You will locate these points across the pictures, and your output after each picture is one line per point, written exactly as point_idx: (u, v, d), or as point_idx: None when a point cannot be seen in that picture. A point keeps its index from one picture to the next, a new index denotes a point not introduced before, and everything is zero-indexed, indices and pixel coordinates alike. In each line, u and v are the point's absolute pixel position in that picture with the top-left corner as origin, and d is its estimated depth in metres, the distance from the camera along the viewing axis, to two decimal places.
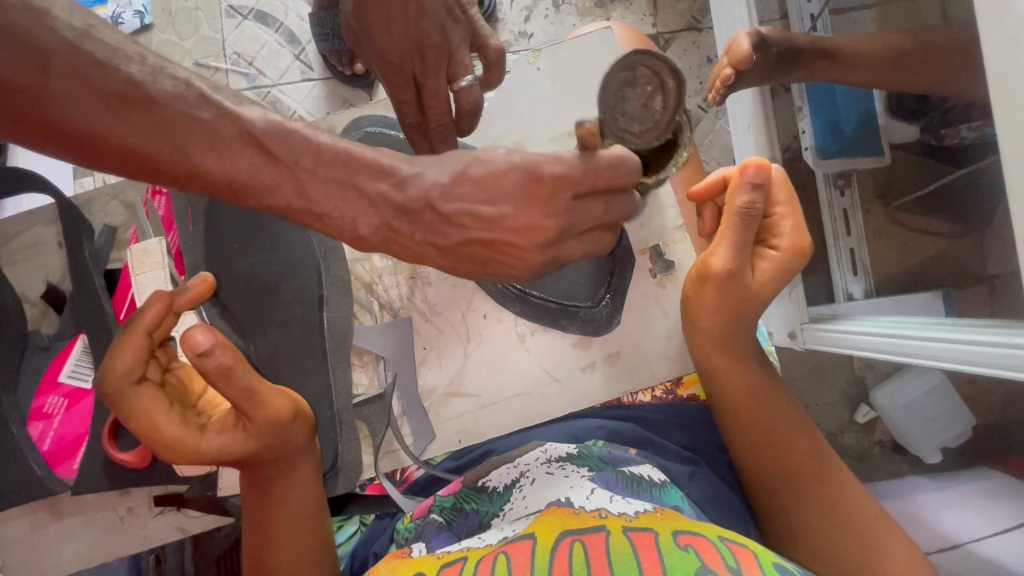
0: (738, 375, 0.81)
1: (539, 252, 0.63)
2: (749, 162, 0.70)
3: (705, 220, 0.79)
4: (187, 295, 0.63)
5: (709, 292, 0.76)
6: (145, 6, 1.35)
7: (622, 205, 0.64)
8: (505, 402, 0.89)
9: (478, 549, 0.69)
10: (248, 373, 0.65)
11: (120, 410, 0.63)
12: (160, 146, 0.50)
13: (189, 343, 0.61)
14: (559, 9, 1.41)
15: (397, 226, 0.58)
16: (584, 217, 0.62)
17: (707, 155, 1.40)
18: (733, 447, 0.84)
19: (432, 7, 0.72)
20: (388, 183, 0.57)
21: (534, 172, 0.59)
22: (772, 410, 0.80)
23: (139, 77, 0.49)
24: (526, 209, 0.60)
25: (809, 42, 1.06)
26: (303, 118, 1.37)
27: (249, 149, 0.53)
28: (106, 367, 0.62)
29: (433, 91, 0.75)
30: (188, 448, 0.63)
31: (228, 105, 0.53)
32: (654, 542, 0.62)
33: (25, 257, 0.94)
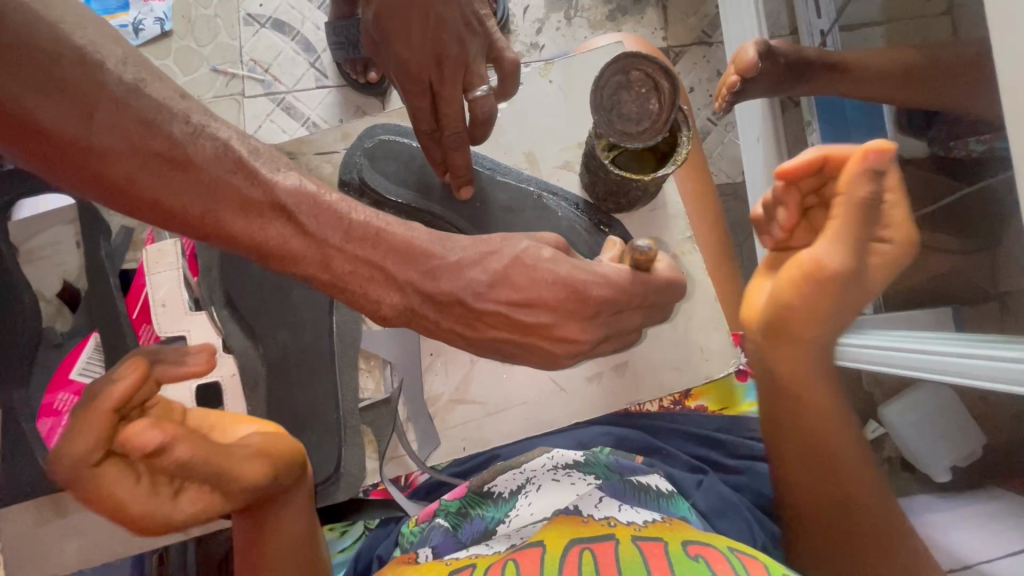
0: (813, 390, 0.73)
1: (571, 358, 0.67)
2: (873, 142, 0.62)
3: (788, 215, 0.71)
4: (182, 366, 0.59)
5: (808, 292, 0.66)
6: (165, 13, 1.38)
7: (652, 315, 0.71)
8: (511, 410, 0.88)
9: (486, 556, 0.69)
10: (218, 458, 0.59)
11: (81, 491, 0.54)
12: (192, 205, 0.52)
13: (135, 442, 0.53)
14: (571, 22, 1.43)
15: (424, 312, 0.62)
16: (618, 328, 0.68)
17: (715, 167, 1.41)
18: (797, 468, 0.76)
19: (451, 20, 0.74)
20: (416, 274, 0.60)
21: (578, 288, 0.63)
22: (838, 433, 0.74)
23: (180, 138, 0.51)
24: (566, 316, 0.64)
25: (818, 56, 1.09)
26: (317, 125, 1.40)
27: (279, 222, 0.55)
28: (59, 447, 0.53)
29: (448, 99, 0.76)
30: (163, 522, 0.56)
31: (263, 173, 0.54)
32: (663, 549, 0.62)
33: (42, 257, 0.95)
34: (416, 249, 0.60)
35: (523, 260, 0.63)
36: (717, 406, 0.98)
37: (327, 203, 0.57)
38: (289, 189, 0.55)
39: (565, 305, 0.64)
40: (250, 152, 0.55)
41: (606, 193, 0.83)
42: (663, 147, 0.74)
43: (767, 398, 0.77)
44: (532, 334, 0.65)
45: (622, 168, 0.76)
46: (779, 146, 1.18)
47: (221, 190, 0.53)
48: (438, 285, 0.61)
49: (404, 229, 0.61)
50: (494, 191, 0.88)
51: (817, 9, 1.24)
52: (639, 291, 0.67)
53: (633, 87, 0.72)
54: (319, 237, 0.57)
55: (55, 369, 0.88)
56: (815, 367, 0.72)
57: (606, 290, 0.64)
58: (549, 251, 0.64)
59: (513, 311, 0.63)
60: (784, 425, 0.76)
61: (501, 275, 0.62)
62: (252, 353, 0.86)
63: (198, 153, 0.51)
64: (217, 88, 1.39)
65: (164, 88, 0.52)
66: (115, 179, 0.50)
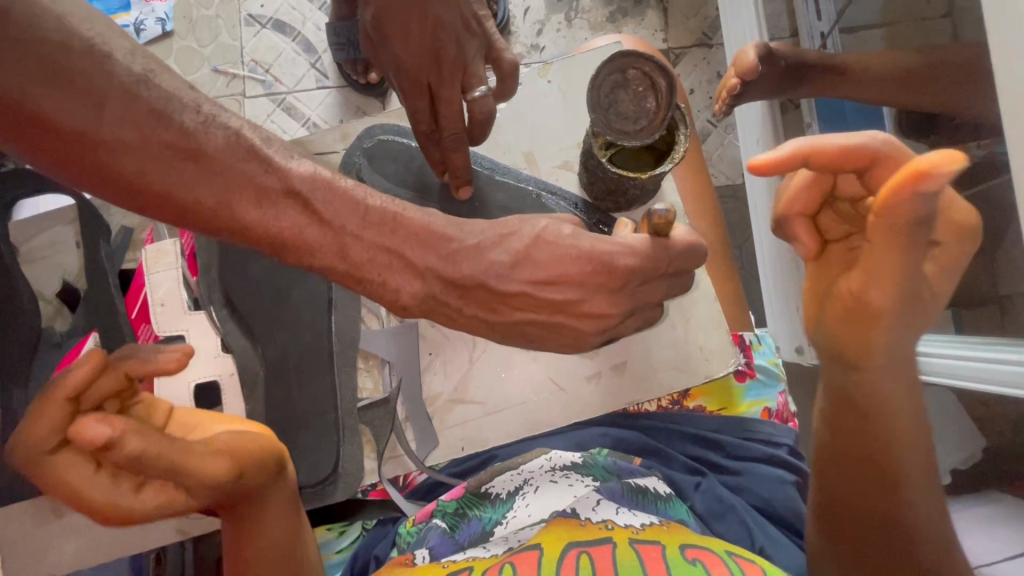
0: (888, 400, 0.66)
1: (595, 338, 0.66)
2: (929, 160, 0.49)
3: (810, 233, 0.63)
4: (150, 363, 0.60)
5: (857, 320, 0.62)
6: (166, 14, 1.39)
7: (675, 287, 0.69)
8: (509, 410, 0.88)
9: (484, 559, 0.69)
10: (169, 453, 0.59)
11: (41, 477, 0.59)
12: (204, 195, 0.52)
13: (86, 436, 0.56)
14: (571, 24, 1.43)
15: (445, 298, 0.61)
16: (643, 301, 0.66)
17: (715, 169, 1.41)
18: (839, 480, 0.71)
19: (449, 20, 0.74)
20: (435, 258, 0.59)
21: (605, 261, 0.61)
22: (908, 449, 0.67)
23: (190, 126, 0.51)
24: (594, 291, 0.63)
25: (818, 59, 1.18)
26: (317, 125, 1.40)
27: (293, 210, 0.55)
28: (24, 431, 0.58)
29: (446, 101, 0.76)
30: (119, 511, 0.59)
31: (276, 160, 0.54)
32: (660, 553, 0.63)
33: (43, 256, 0.95)
34: (432, 234, 0.59)
35: (544, 237, 0.62)
36: (716, 407, 0.96)
37: (341, 188, 0.57)
38: (303, 176, 0.55)
39: (597, 278, 0.62)
40: (262, 139, 0.55)
41: (604, 193, 0.83)
42: (661, 145, 0.74)
43: (830, 402, 0.71)
44: (558, 312, 0.63)
45: (620, 168, 0.76)
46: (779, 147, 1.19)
47: (235, 181, 0.52)
48: (456, 268, 0.59)
49: (421, 213, 0.60)
50: (493, 192, 0.88)
51: (816, 11, 1.26)
52: (667, 259, 0.64)
53: (631, 86, 0.72)
54: (337, 226, 0.56)
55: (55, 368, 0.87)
56: (891, 376, 0.65)
57: (635, 260, 0.62)
58: (570, 227, 0.63)
59: (540, 290, 0.62)
60: (845, 435, 0.70)
61: (523, 255, 0.61)
62: (250, 353, 0.86)
63: (209, 142, 0.52)
64: (218, 88, 1.39)
65: (174, 77, 0.52)
66: (129, 172, 0.50)
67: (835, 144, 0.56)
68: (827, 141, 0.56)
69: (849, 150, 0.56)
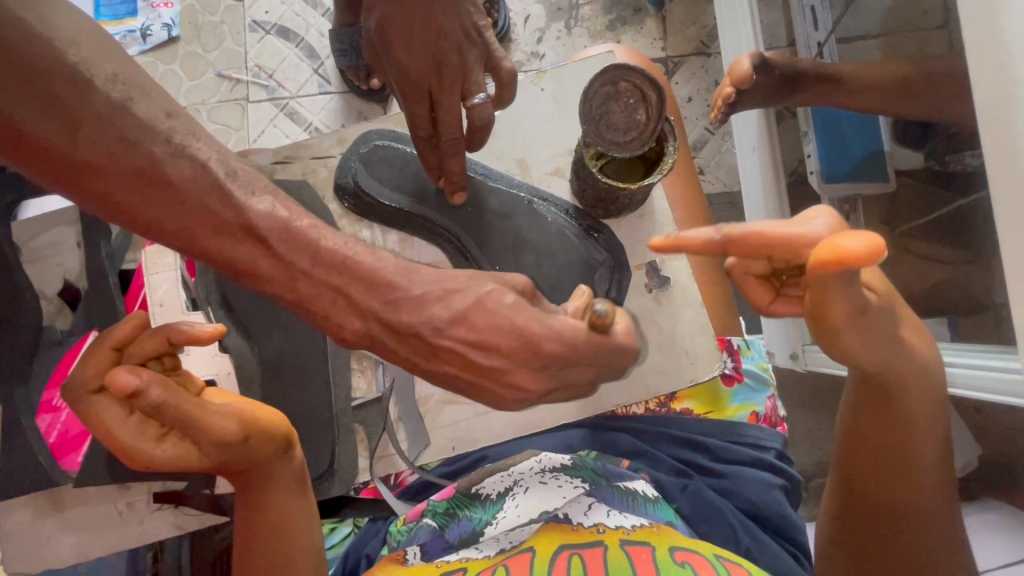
0: (908, 386, 0.63)
1: (517, 403, 0.65)
2: (850, 247, 0.49)
3: (787, 303, 0.63)
4: (190, 330, 0.62)
5: (849, 338, 0.59)
6: (173, 19, 1.41)
7: (604, 370, 0.67)
8: (499, 412, 0.89)
9: (477, 561, 0.69)
10: (186, 406, 0.60)
11: (78, 412, 0.62)
12: (164, 219, 0.55)
13: (115, 385, 0.58)
14: (571, 32, 1.45)
15: (383, 338, 0.62)
16: (567, 381, 0.64)
17: (712, 176, 1.43)
18: (856, 470, 0.69)
19: (451, 30, 0.76)
20: (379, 303, 0.59)
21: (530, 340, 0.60)
22: (929, 437, 0.65)
23: (159, 156, 0.54)
24: (519, 365, 0.61)
25: (812, 67, 1.11)
26: (319, 130, 1.42)
27: (249, 243, 0.57)
28: (77, 369, 0.61)
29: (447, 110, 0.78)
30: (139, 456, 0.61)
31: (238, 196, 0.56)
32: (651, 556, 0.63)
33: (44, 256, 0.96)
34: (381, 278, 0.59)
35: (487, 304, 0.60)
36: (704, 409, 0.97)
37: (297, 229, 0.57)
38: (262, 214, 0.56)
39: (520, 353, 0.61)
40: (227, 173, 0.56)
41: (595, 199, 0.85)
42: (651, 155, 0.75)
43: (854, 390, 0.68)
44: (481, 375, 0.63)
45: (610, 176, 0.78)
46: (774, 154, 1.21)
47: (194, 211, 0.55)
48: (403, 316, 0.59)
49: (375, 260, 0.59)
50: (486, 195, 0.89)
51: (814, 21, 1.21)
52: (587, 349, 0.62)
53: (622, 98, 0.74)
54: (287, 261, 0.57)
55: (57, 365, 0.88)
56: (907, 360, 0.63)
57: (559, 346, 0.61)
58: (512, 296, 0.61)
59: (471, 351, 0.61)
60: (870, 430, 0.67)
61: (464, 313, 0.60)
62: (247, 353, 0.88)
63: (177, 172, 0.54)
64: (221, 92, 1.42)
65: (149, 106, 0.54)
66: (102, 192, 0.53)
67: (749, 235, 0.58)
68: (742, 232, 0.58)
69: (774, 239, 0.57)
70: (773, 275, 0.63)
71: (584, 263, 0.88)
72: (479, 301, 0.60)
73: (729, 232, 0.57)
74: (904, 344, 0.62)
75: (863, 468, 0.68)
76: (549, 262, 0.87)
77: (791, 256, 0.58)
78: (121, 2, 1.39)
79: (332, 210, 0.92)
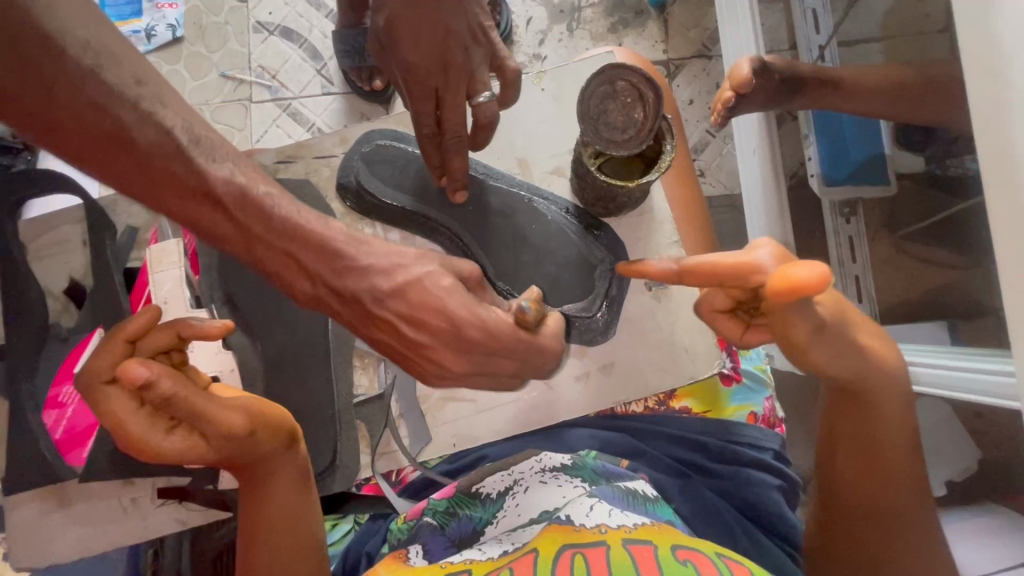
0: (879, 391, 0.68)
1: (439, 379, 0.71)
2: (801, 275, 0.55)
3: (757, 331, 0.69)
4: (201, 329, 0.63)
5: (818, 351, 0.65)
6: (177, 20, 1.43)
7: (528, 368, 0.71)
8: (498, 409, 0.90)
9: (482, 562, 0.69)
10: (194, 398, 0.61)
11: (90, 404, 0.63)
12: (132, 180, 0.59)
13: (126, 376, 0.58)
14: (573, 34, 1.46)
15: (329, 301, 0.67)
16: (489, 369, 0.70)
17: (713, 178, 1.43)
18: (837, 468, 0.74)
19: (457, 29, 0.76)
20: (327, 270, 0.64)
21: (457, 325, 0.65)
22: (904, 441, 0.71)
23: (126, 121, 0.57)
24: (442, 343, 0.67)
25: (812, 71, 1.15)
26: (322, 130, 1.43)
27: (212, 210, 0.61)
28: (88, 365, 0.62)
29: (452, 109, 0.78)
30: (149, 448, 0.62)
31: (199, 163, 0.60)
32: (653, 555, 0.63)
33: (51, 252, 0.96)
34: (330, 248, 0.64)
35: (424, 283, 0.65)
36: (703, 408, 0.97)
37: (254, 197, 0.62)
38: (221, 180, 0.60)
39: (448, 335, 0.66)
40: (190, 140, 0.60)
41: (594, 198, 0.86)
42: (650, 153, 0.76)
43: (831, 397, 0.73)
44: (416, 354, 0.69)
45: (608, 174, 0.79)
46: (774, 156, 1.22)
47: (161, 176, 0.59)
48: (345, 281, 0.65)
49: (322, 227, 0.64)
50: (488, 195, 0.90)
51: (816, 25, 1.28)
52: (506, 342, 0.67)
53: (619, 97, 0.75)
54: (243, 227, 0.62)
55: (62, 363, 0.89)
56: (876, 368, 0.67)
57: (482, 334, 0.66)
58: (449, 280, 0.66)
59: (402, 324, 0.66)
60: (845, 432, 0.72)
61: (402, 288, 0.65)
62: (249, 349, 0.88)
63: (142, 137, 0.58)
64: (225, 92, 1.43)
65: (118, 73, 0.58)
66: (75, 146, 0.57)
67: (706, 265, 0.63)
68: (698, 264, 0.63)
69: (728, 269, 0.62)
70: (739, 308, 0.70)
71: (582, 261, 0.88)
72: (417, 280, 0.65)
73: (687, 265, 0.63)
74: (873, 353, 0.68)
75: (841, 467, 0.73)
76: (549, 261, 0.88)
77: (745, 284, 0.63)
78: (128, 3, 1.41)
79: (334, 209, 0.93)
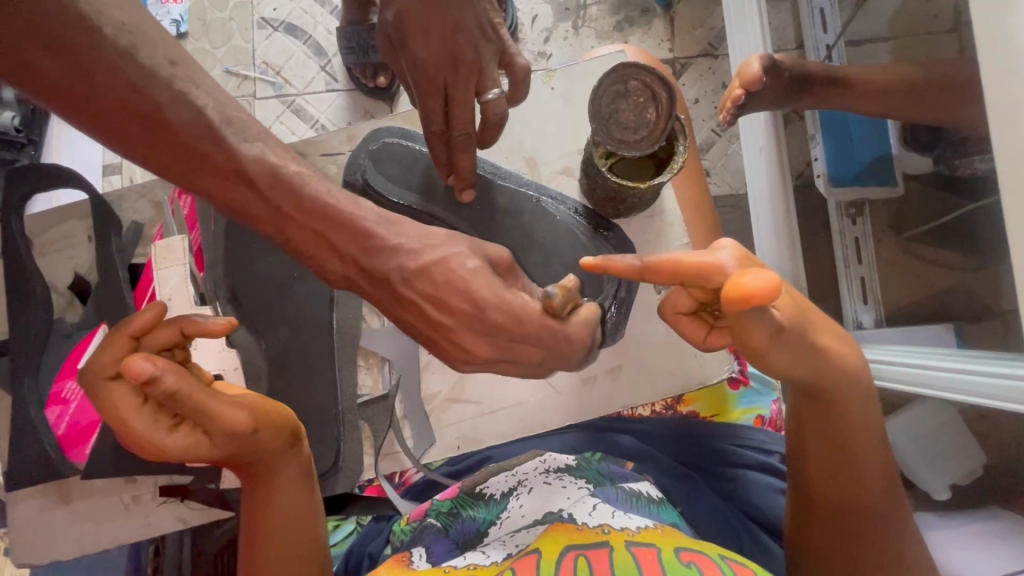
0: (844, 391, 0.64)
1: (466, 364, 0.69)
2: (752, 283, 0.51)
3: (720, 333, 0.65)
4: (202, 326, 0.63)
5: (779, 355, 0.60)
6: (182, 16, 1.42)
7: (554, 357, 0.67)
8: (505, 411, 0.89)
9: (484, 567, 0.66)
10: (199, 395, 0.60)
11: (94, 399, 0.62)
12: (160, 159, 0.59)
13: (130, 371, 0.57)
14: (578, 32, 1.45)
15: (360, 282, 0.68)
16: (515, 356, 0.67)
17: (719, 178, 1.42)
18: (804, 474, 0.71)
19: (466, 26, 0.76)
20: (357, 248, 0.65)
21: (466, 308, 0.64)
22: (872, 445, 0.67)
23: (161, 101, 0.57)
24: (461, 322, 0.65)
25: (822, 71, 1.10)
26: (325, 127, 1.42)
27: (224, 184, 0.62)
28: (92, 359, 0.62)
29: (461, 104, 0.77)
30: (152, 445, 0.61)
31: (229, 140, 0.61)
32: (656, 557, 0.60)
33: (55, 248, 0.96)
34: (360, 228, 0.65)
35: (450, 264, 0.64)
36: (710, 413, 0.98)
37: (285, 174, 0.63)
38: (252, 159, 0.62)
39: (464, 317, 0.65)
40: (222, 121, 0.61)
41: (603, 199, 0.85)
42: (662, 154, 0.76)
43: (796, 399, 0.69)
44: (435, 333, 0.67)
45: (620, 174, 0.78)
46: (781, 156, 1.21)
47: (195, 155, 0.59)
48: (375, 262, 0.65)
49: (352, 206, 0.65)
50: (496, 195, 0.89)
51: (823, 24, 1.26)
52: (532, 328, 0.64)
53: (631, 96, 0.74)
54: (261, 203, 0.62)
55: (65, 358, 0.88)
56: (840, 367, 0.63)
57: (506, 317, 0.64)
58: (475, 262, 0.65)
59: (426, 305, 0.65)
60: (812, 436, 0.68)
61: (428, 266, 0.65)
62: (254, 348, 0.88)
63: (176, 116, 0.58)
64: (229, 89, 1.42)
65: (154, 53, 0.58)
66: (106, 122, 0.57)
67: (668, 263, 0.58)
68: (660, 261, 0.57)
69: (689, 268, 0.58)
70: (701, 309, 0.65)
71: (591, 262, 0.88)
72: (443, 260, 0.64)
73: (651, 261, 0.57)
74: (836, 352, 0.63)
75: (811, 476, 0.70)
76: (557, 262, 0.87)
77: (706, 286, 0.59)
78: None
79: None
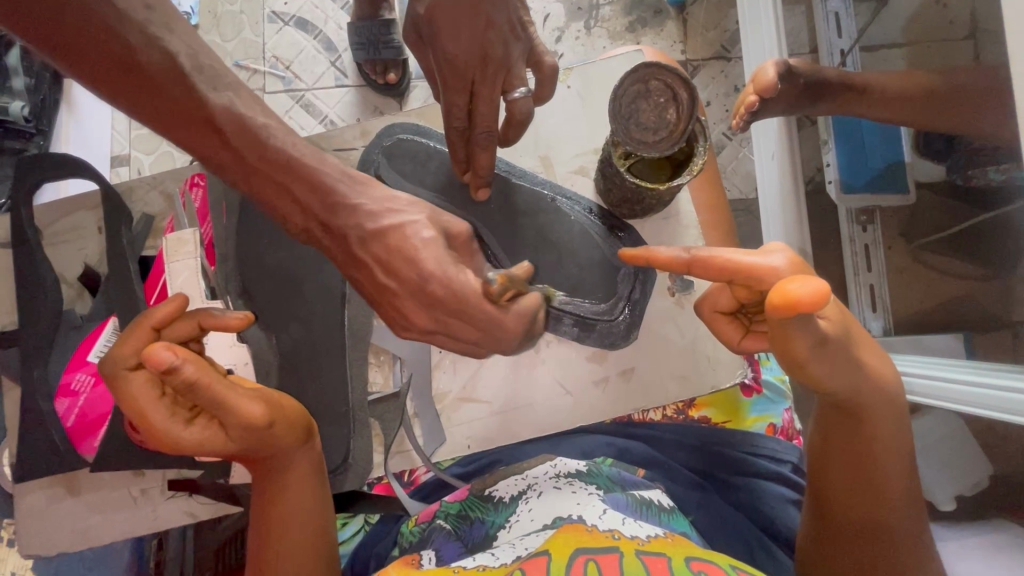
0: (877, 407, 0.64)
1: (407, 331, 0.70)
2: (799, 291, 0.51)
3: (757, 338, 0.67)
4: (220, 320, 0.63)
5: (819, 367, 0.59)
6: (192, 8, 1.42)
7: (485, 339, 0.68)
8: (516, 411, 0.88)
9: (494, 568, 0.65)
10: (217, 386, 0.60)
11: (112, 390, 0.62)
12: (127, 102, 0.59)
13: (151, 360, 0.57)
14: (591, 32, 1.44)
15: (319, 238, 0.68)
16: (451, 330, 0.67)
17: (729, 182, 1.41)
18: (825, 490, 0.70)
19: (499, 20, 0.73)
20: (323, 208, 0.66)
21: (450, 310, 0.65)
22: (898, 463, 0.66)
23: (141, 47, 0.57)
24: (404, 290, 0.66)
25: (836, 76, 1.07)
26: (335, 122, 1.41)
27: (206, 135, 0.62)
28: (111, 349, 0.62)
29: (484, 99, 0.75)
30: (167, 438, 0.61)
31: (201, 89, 0.60)
32: (667, 565, 0.58)
33: (66, 239, 0.95)
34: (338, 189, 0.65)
35: (405, 231, 0.65)
36: (722, 419, 0.96)
37: (251, 125, 0.63)
38: (221, 108, 0.61)
39: (414, 293, 0.65)
40: (194, 68, 0.60)
41: (621, 200, 0.84)
42: (680, 155, 0.75)
43: (823, 413, 0.68)
44: (378, 296, 0.68)
45: (637, 175, 0.78)
46: (795, 160, 1.19)
47: (163, 99, 0.59)
48: (335, 220, 0.66)
49: (316, 162, 0.66)
50: (512, 195, 0.89)
51: (838, 28, 1.22)
52: (467, 305, 0.65)
53: (652, 96, 0.73)
54: (238, 153, 0.63)
55: (74, 350, 0.87)
56: (873, 381, 0.63)
57: (444, 290, 0.64)
58: (430, 233, 0.66)
59: (377, 269, 0.66)
60: (838, 451, 0.67)
61: (385, 230, 0.65)
62: (265, 343, 0.87)
63: (149, 61, 0.58)
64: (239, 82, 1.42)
65: None
66: (74, 58, 0.55)
67: (716, 261, 0.60)
68: (712, 256, 0.59)
69: (739, 267, 0.59)
70: (742, 311, 0.67)
71: (605, 264, 0.88)
72: (399, 227, 0.65)
73: (698, 256, 0.60)
74: (870, 367, 0.63)
75: (831, 491, 0.69)
76: (572, 263, 0.88)
77: (754, 287, 0.60)
78: None
79: None
